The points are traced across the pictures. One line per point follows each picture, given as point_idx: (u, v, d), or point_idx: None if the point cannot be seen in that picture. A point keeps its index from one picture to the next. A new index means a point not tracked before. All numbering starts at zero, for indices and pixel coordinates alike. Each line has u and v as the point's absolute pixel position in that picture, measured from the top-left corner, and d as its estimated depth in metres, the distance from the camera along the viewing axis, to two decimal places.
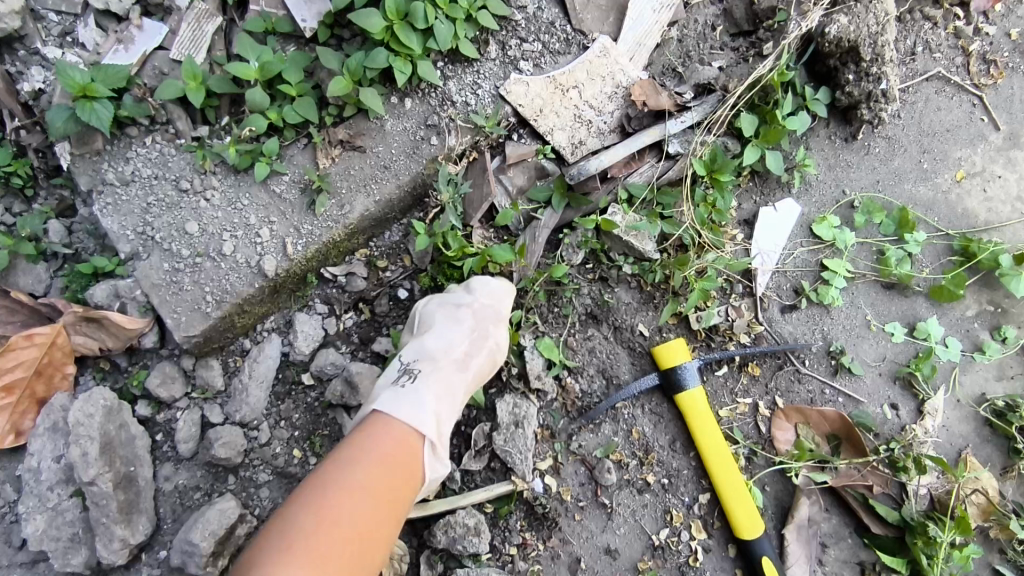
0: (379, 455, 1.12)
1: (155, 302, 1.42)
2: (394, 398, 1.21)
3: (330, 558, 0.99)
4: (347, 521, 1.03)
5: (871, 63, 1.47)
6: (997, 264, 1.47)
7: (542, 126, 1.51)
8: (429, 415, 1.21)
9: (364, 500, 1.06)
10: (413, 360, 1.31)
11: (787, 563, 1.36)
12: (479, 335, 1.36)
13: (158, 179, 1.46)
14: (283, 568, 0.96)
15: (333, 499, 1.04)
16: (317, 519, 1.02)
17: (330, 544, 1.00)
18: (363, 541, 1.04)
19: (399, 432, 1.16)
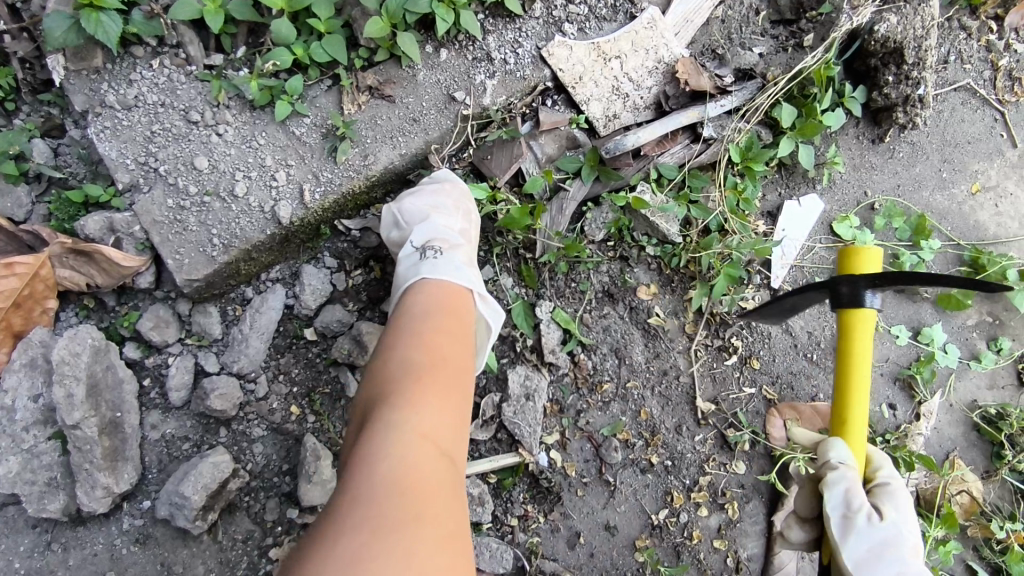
0: (442, 306, 1.14)
1: (155, 240, 1.32)
2: (434, 269, 1.21)
3: (445, 388, 1.00)
4: (446, 356, 1.05)
5: (912, 67, 1.46)
6: (1004, 277, 1.51)
7: (579, 95, 1.47)
8: (470, 273, 1.25)
9: (452, 340, 1.09)
10: (427, 240, 1.27)
11: (776, 549, 1.40)
12: (464, 212, 1.36)
13: (164, 107, 1.34)
14: (413, 401, 0.96)
15: (425, 342, 1.05)
16: (419, 360, 1.02)
17: (441, 376, 1.01)
18: (463, 373, 1.06)
19: (448, 293, 1.18)
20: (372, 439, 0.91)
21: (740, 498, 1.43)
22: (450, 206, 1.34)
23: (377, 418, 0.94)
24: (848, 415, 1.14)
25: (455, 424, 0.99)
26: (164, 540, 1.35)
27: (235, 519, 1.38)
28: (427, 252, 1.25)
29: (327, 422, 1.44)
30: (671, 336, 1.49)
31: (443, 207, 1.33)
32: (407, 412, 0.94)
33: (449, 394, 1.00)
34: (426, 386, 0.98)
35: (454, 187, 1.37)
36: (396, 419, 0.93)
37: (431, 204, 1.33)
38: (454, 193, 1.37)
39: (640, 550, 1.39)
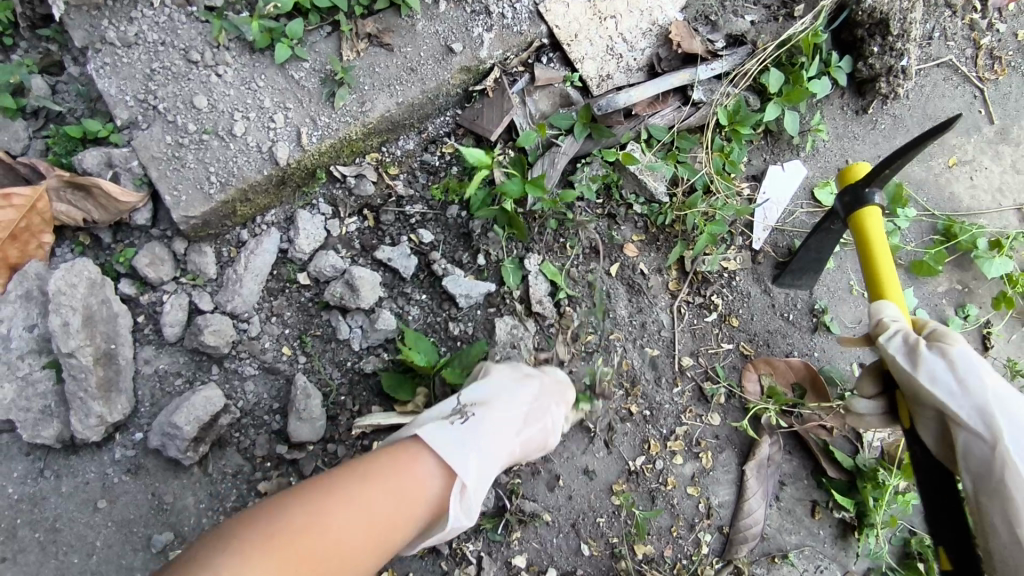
0: (391, 474, 1.05)
1: (152, 176, 1.34)
2: (436, 432, 1.14)
3: (296, 566, 0.92)
4: (338, 541, 0.96)
5: (896, 38, 1.51)
6: (975, 246, 1.57)
7: (574, 52, 1.51)
8: (467, 465, 1.12)
9: (360, 523, 0.99)
10: (470, 402, 1.23)
11: (746, 496, 1.46)
12: (541, 409, 1.27)
13: (165, 45, 1.36)
14: (251, 562, 0.89)
15: (327, 514, 0.97)
16: (303, 531, 0.94)
17: (300, 555, 0.92)
18: (342, 564, 0.96)
19: (420, 475, 1.08)
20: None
21: (714, 447, 1.49)
22: (525, 391, 1.27)
23: (218, 556, 0.89)
24: (882, 278, 1.23)
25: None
26: (155, 471, 1.39)
27: (225, 454, 1.42)
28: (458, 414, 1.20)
29: (317, 363, 1.47)
30: (654, 293, 1.54)
31: (519, 387, 1.27)
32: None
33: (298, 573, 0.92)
34: (279, 563, 0.91)
35: (555, 389, 1.32)
36: (222, 568, 0.88)
37: (514, 377, 1.29)
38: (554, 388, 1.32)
39: (617, 494, 1.45)
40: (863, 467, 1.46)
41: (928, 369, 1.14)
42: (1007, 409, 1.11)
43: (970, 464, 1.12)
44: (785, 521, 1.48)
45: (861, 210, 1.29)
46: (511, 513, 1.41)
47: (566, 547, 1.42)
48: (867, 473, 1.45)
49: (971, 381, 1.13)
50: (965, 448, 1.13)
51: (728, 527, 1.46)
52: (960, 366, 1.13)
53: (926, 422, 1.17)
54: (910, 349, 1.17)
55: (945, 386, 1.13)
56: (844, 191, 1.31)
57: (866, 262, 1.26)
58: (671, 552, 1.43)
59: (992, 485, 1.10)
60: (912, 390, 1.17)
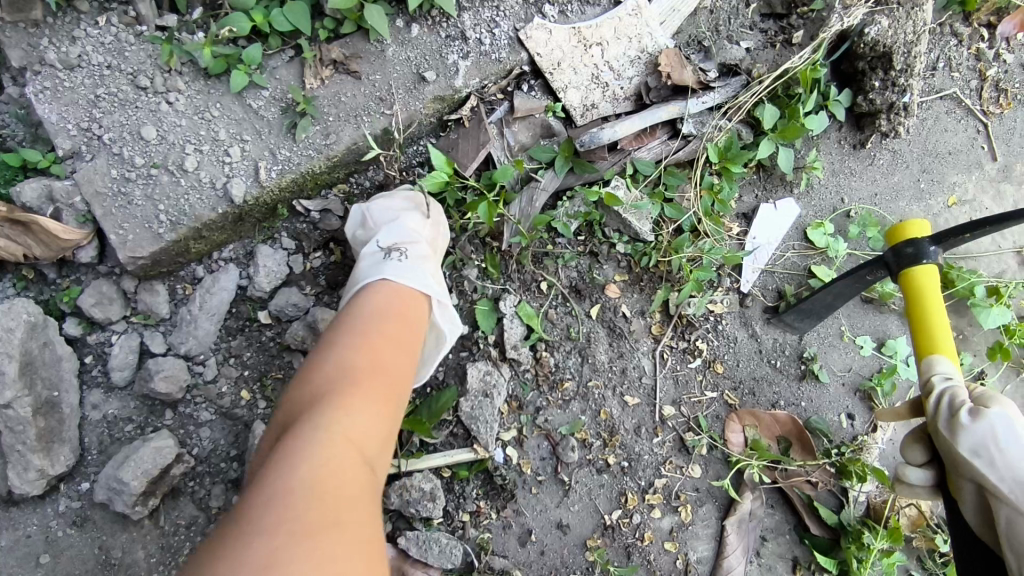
0: (395, 313, 1.11)
1: (97, 213, 1.24)
2: (396, 270, 1.19)
3: (379, 396, 0.96)
4: (379, 367, 1.00)
5: (900, 73, 1.43)
6: (971, 294, 1.50)
7: (556, 82, 1.41)
8: (432, 281, 1.23)
9: (388, 352, 1.03)
10: (392, 242, 1.24)
11: (725, 552, 1.40)
12: (434, 223, 1.33)
13: (111, 69, 1.25)
14: (346, 403, 0.92)
15: (361, 350, 1.00)
16: (346, 372, 0.96)
17: (378, 386, 0.97)
18: (402, 379, 1.03)
19: (400, 299, 1.14)
20: (289, 444, 0.85)
21: (694, 501, 1.42)
22: (416, 217, 1.30)
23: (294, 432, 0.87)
24: (933, 336, 1.12)
25: (382, 433, 0.95)
26: (103, 524, 1.30)
27: (178, 505, 1.34)
28: (392, 254, 1.22)
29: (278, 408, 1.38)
30: (636, 337, 1.47)
31: (408, 215, 1.29)
32: (337, 414, 0.90)
33: (385, 399, 0.97)
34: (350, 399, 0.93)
35: (425, 202, 1.34)
36: (327, 419, 0.89)
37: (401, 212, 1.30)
38: (427, 204, 1.34)
39: (591, 550, 1.38)
40: (848, 526, 1.42)
41: (964, 433, 1.01)
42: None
43: (1012, 545, 0.95)
44: None
45: (912, 268, 1.17)
46: (480, 570, 1.35)
47: None
48: (852, 533, 1.40)
49: (1016, 453, 0.98)
50: (1006, 526, 0.96)
51: None
52: (1002, 434, 0.99)
53: (966, 497, 1.02)
54: (949, 410, 1.05)
55: (983, 453, 0.99)
56: (901, 245, 1.17)
57: (915, 320, 1.14)
58: None
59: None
60: (951, 459, 1.04)
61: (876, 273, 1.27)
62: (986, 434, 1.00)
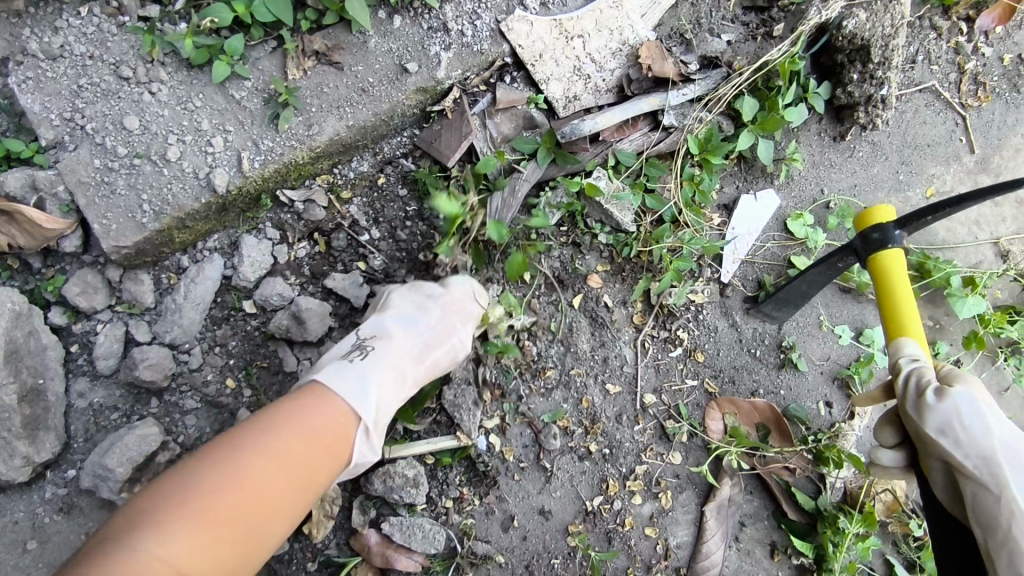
0: (303, 430, 1.03)
1: (80, 202, 1.25)
2: (340, 373, 1.15)
3: (230, 530, 0.92)
4: (260, 482, 0.96)
5: (877, 66, 1.45)
6: (948, 284, 1.52)
7: (538, 74, 1.43)
8: (370, 398, 1.14)
9: (287, 459, 1.00)
10: (369, 335, 1.25)
11: (704, 537, 1.42)
12: (444, 330, 1.28)
13: (93, 59, 1.25)
14: (176, 528, 0.88)
15: (235, 468, 0.95)
16: (214, 492, 0.92)
17: (233, 519, 0.92)
18: (269, 511, 0.97)
19: (331, 410, 1.09)
20: (107, 553, 0.85)
21: (674, 487, 1.45)
22: (428, 313, 1.28)
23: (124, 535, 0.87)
24: (902, 320, 1.12)
25: (226, 560, 0.92)
26: (89, 510, 1.32)
27: None
28: (359, 350, 1.23)
29: (263, 397, 1.39)
30: (617, 326, 1.49)
31: (425, 311, 1.28)
32: (166, 540, 0.87)
33: (230, 536, 0.92)
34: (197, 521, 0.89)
35: (456, 303, 1.31)
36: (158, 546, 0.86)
37: (416, 306, 1.30)
38: (451, 304, 1.30)
39: (572, 535, 1.41)
40: (824, 511, 1.44)
41: (931, 414, 1.05)
42: (1019, 462, 1.03)
43: (978, 517, 1.02)
44: (742, 562, 1.45)
45: (881, 252, 1.16)
46: (462, 555, 1.37)
47: None
48: (828, 518, 1.42)
49: (979, 431, 1.04)
50: (972, 500, 1.03)
51: (685, 568, 1.43)
52: (967, 414, 1.05)
53: (934, 475, 1.08)
54: (916, 392, 1.08)
55: (950, 432, 1.04)
56: (867, 230, 1.18)
57: (884, 307, 1.14)
58: None
59: (1000, 540, 0.99)
60: (920, 439, 1.08)
61: (846, 260, 1.28)
62: (952, 414, 1.05)
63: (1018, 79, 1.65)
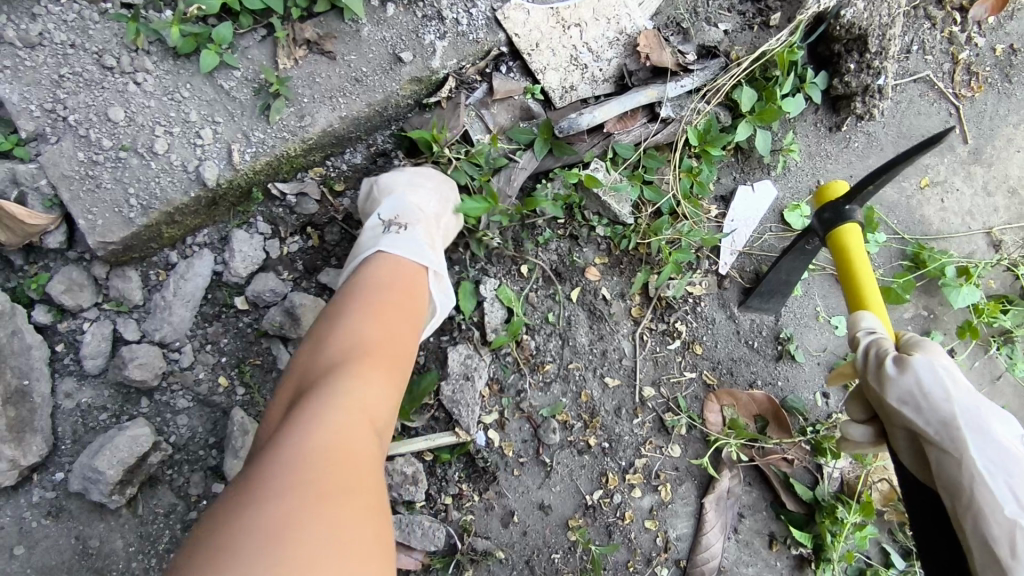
0: (401, 287, 1.14)
1: (64, 197, 1.21)
2: (393, 243, 1.21)
3: (392, 368, 1.01)
4: (390, 335, 1.05)
5: (875, 55, 1.44)
6: (943, 274, 1.53)
7: (535, 63, 1.42)
8: (430, 254, 1.24)
9: (398, 314, 1.09)
10: (392, 214, 1.25)
11: (704, 529, 1.42)
12: (445, 198, 1.32)
13: (74, 48, 1.21)
14: (360, 372, 0.96)
15: (373, 326, 1.04)
16: (362, 341, 1.01)
17: (387, 356, 1.01)
18: (406, 351, 1.07)
19: (406, 272, 1.18)
20: (305, 409, 0.89)
21: (673, 480, 1.45)
22: (427, 189, 1.30)
23: (302, 409, 0.90)
24: (864, 291, 1.14)
25: (394, 400, 0.99)
26: (79, 514, 1.28)
27: (157, 493, 1.31)
28: (391, 228, 1.24)
29: (256, 394, 1.36)
30: (616, 319, 1.47)
31: (421, 187, 1.30)
32: (353, 380, 0.94)
33: (392, 371, 1.01)
34: (358, 368, 0.96)
35: (440, 182, 1.34)
36: (351, 388, 0.93)
37: (409, 185, 1.30)
38: (433, 179, 1.34)
39: (573, 530, 1.40)
40: (823, 502, 1.44)
41: (892, 385, 1.08)
42: (979, 423, 1.05)
43: (944, 483, 1.05)
44: (742, 553, 1.45)
45: (840, 227, 1.19)
46: (463, 552, 1.36)
47: None
48: (826, 508, 1.42)
49: (938, 395, 1.06)
50: (937, 466, 1.06)
51: (685, 560, 1.42)
52: (925, 380, 1.06)
53: (899, 444, 1.11)
54: (876, 362, 1.10)
55: (911, 402, 1.07)
56: (821, 209, 1.22)
57: (847, 279, 1.16)
58: None
59: (964, 505, 1.02)
60: (884, 409, 1.11)
61: (813, 242, 1.30)
62: (912, 383, 1.07)
63: (1010, 69, 1.66)
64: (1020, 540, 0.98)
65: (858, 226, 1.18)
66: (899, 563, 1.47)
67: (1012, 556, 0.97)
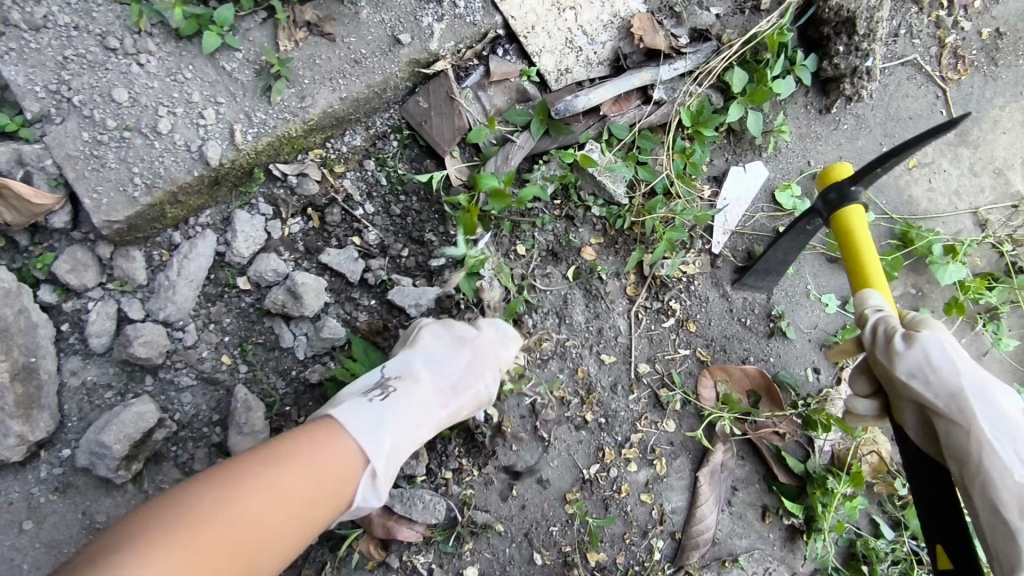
0: (310, 470, 1.01)
1: (69, 176, 1.23)
2: (364, 408, 1.14)
3: (225, 551, 0.90)
4: (252, 511, 0.93)
5: (863, 37, 1.48)
6: (930, 252, 1.57)
7: (531, 45, 1.45)
8: (386, 445, 1.12)
9: (299, 515, 0.98)
10: (394, 372, 1.23)
11: (698, 502, 1.46)
12: (473, 376, 1.28)
13: (78, 30, 1.23)
14: (175, 549, 0.86)
15: (236, 498, 0.93)
16: (211, 512, 0.90)
17: (225, 541, 0.90)
18: (262, 543, 0.94)
19: (338, 462, 1.05)
20: (114, 561, 0.84)
21: (668, 454, 1.48)
22: (444, 365, 1.26)
23: (111, 554, 0.85)
24: (866, 269, 1.16)
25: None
26: (85, 489, 1.30)
27: (162, 469, 1.34)
28: (385, 387, 1.20)
29: (259, 372, 1.38)
30: (611, 298, 1.51)
31: (448, 360, 1.27)
32: (166, 553, 0.85)
33: (224, 559, 0.89)
34: (185, 550, 0.87)
35: (487, 349, 1.31)
36: (159, 563, 0.84)
37: (442, 348, 1.29)
38: (484, 351, 1.31)
39: (570, 503, 1.43)
40: (814, 473, 1.47)
41: (902, 359, 1.08)
42: (984, 393, 1.07)
43: (952, 453, 1.08)
44: (735, 525, 1.49)
45: (844, 208, 1.21)
46: (463, 525, 1.39)
47: (518, 558, 1.40)
48: (817, 479, 1.46)
49: (946, 368, 1.08)
50: (945, 438, 1.08)
51: (680, 532, 1.46)
52: (934, 356, 1.08)
53: (907, 418, 1.12)
54: (886, 339, 1.11)
55: (920, 375, 1.08)
56: (827, 188, 1.23)
57: (850, 258, 1.18)
58: (623, 559, 1.43)
59: (972, 472, 1.07)
60: (892, 383, 1.12)
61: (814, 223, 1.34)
62: (921, 357, 1.08)
63: (996, 53, 1.69)
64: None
65: (863, 208, 1.20)
66: (889, 534, 1.50)
67: (1020, 517, 1.05)
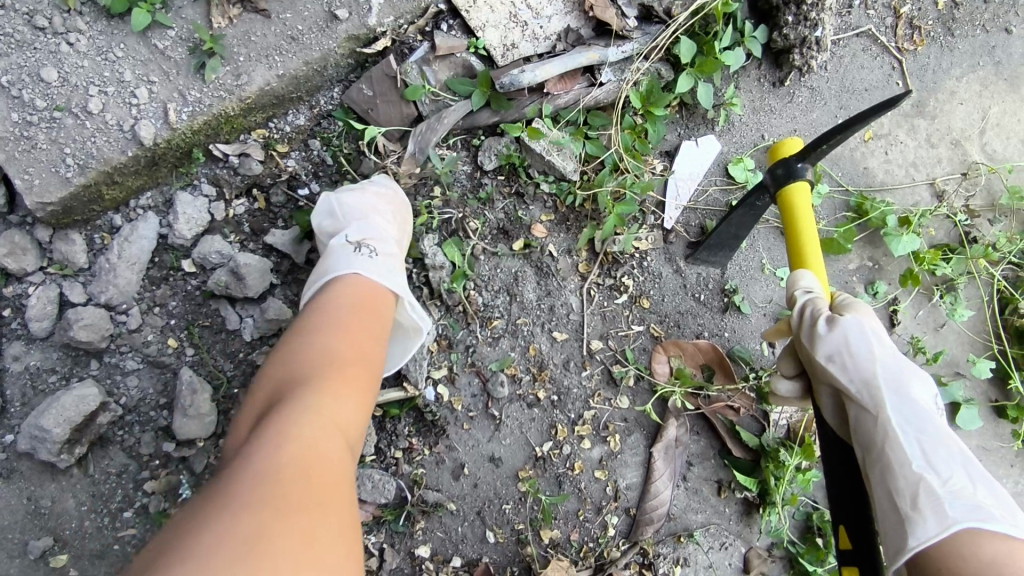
0: (364, 308, 1.12)
1: (0, 157, 1.22)
2: (367, 265, 1.19)
3: (354, 380, 0.99)
4: (352, 349, 1.03)
5: (811, 7, 1.45)
6: (884, 223, 1.55)
7: (474, 20, 1.43)
8: (401, 279, 1.24)
9: (367, 339, 1.07)
10: (361, 236, 1.24)
11: (653, 478, 1.45)
12: (403, 223, 1.35)
13: (5, 9, 1.21)
14: (320, 387, 0.95)
15: (333, 341, 1.02)
16: (328, 352, 1.00)
17: (349, 369, 1.00)
18: (371, 366, 1.05)
19: (375, 295, 1.16)
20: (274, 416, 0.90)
21: (622, 431, 1.47)
22: (389, 216, 1.32)
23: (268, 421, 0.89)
24: (804, 247, 1.16)
25: (363, 409, 0.99)
26: (30, 475, 1.29)
27: (108, 453, 1.33)
28: (362, 249, 1.22)
29: (205, 355, 1.37)
30: (563, 275, 1.50)
31: (385, 212, 1.32)
32: (316, 392, 0.94)
33: (355, 384, 0.99)
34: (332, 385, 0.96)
35: (395, 198, 1.36)
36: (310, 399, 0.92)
37: (371, 207, 1.31)
38: (399, 209, 1.36)
39: (523, 481, 1.43)
40: (767, 447, 1.47)
41: (822, 342, 1.10)
42: (899, 383, 1.07)
43: (858, 438, 1.07)
44: (691, 501, 1.48)
45: (790, 185, 1.19)
46: (413, 504, 1.38)
47: (471, 536, 1.40)
48: (770, 453, 1.46)
49: (864, 354, 1.09)
50: (855, 422, 1.08)
51: (635, 509, 1.45)
52: (853, 340, 1.09)
53: (824, 401, 1.13)
54: (810, 321, 1.13)
55: (838, 358, 1.09)
56: (775, 165, 1.21)
57: (790, 235, 1.18)
58: (577, 536, 1.42)
59: (873, 458, 1.03)
60: (813, 366, 1.13)
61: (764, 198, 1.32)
62: (841, 341, 1.09)
63: (953, 23, 1.68)
64: (922, 491, 0.97)
65: (808, 186, 1.19)
66: None
67: (913, 508, 0.96)
